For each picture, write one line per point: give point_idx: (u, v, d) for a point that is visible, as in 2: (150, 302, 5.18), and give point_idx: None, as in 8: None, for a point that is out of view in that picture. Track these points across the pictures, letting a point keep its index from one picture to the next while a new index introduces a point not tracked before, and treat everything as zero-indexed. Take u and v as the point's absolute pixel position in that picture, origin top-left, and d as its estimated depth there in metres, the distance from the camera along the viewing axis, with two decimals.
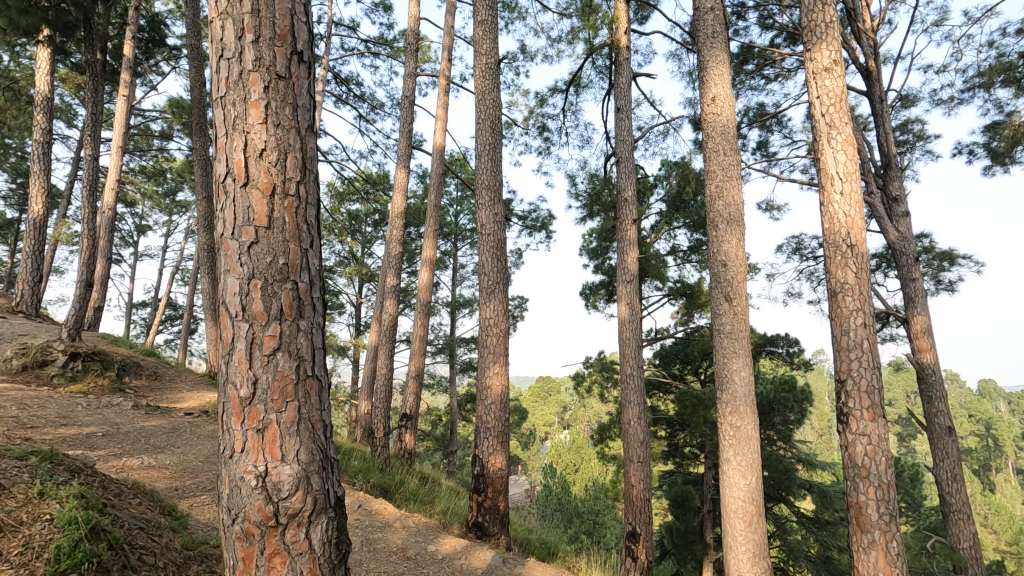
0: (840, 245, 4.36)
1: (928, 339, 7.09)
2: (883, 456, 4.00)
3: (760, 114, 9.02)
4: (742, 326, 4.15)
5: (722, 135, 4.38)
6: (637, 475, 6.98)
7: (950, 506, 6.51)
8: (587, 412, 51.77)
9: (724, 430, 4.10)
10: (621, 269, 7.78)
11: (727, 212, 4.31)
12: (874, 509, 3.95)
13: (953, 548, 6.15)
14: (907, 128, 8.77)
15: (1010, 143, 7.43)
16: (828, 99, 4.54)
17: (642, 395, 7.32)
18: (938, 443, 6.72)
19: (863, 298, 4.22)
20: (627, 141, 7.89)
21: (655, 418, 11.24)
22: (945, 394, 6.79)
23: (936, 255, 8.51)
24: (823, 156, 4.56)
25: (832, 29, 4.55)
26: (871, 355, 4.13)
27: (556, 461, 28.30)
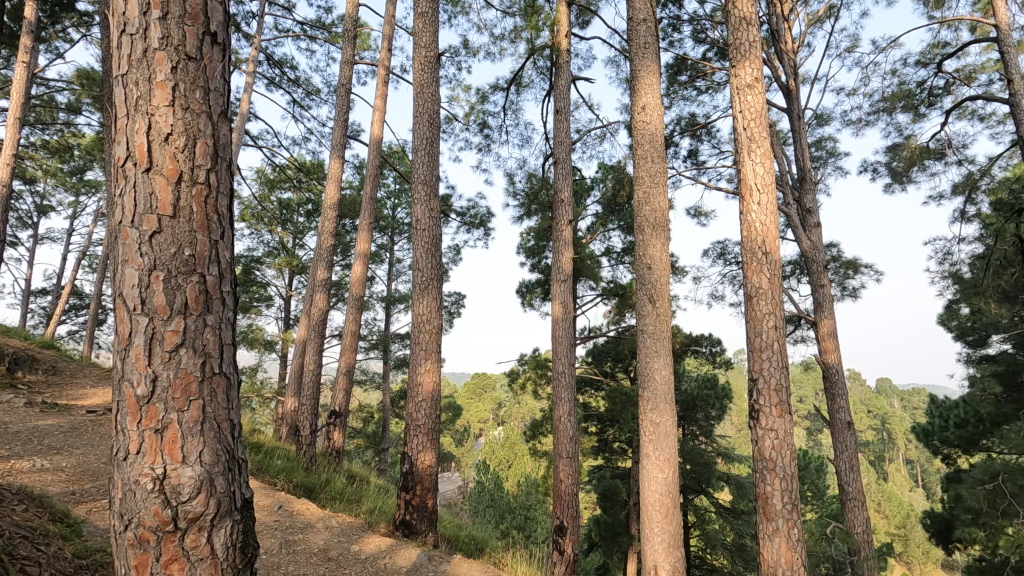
0: (756, 252, 4.64)
1: (833, 342, 7.69)
2: (788, 449, 4.30)
3: (691, 124, 9.44)
4: (664, 326, 4.34)
5: (650, 143, 4.56)
6: (566, 471, 7.14)
7: (848, 494, 7.08)
8: (522, 409, 52.39)
9: (645, 427, 4.27)
10: (556, 269, 7.91)
11: (652, 217, 4.47)
12: (779, 498, 4.25)
13: (848, 533, 6.71)
14: (820, 145, 9.46)
15: (907, 164, 8.19)
16: (749, 114, 4.81)
17: (573, 392, 7.49)
18: (839, 436, 7.28)
19: (774, 302, 4.52)
20: (565, 142, 8.02)
21: (587, 415, 11.53)
22: (846, 392, 7.39)
23: (842, 264, 9.25)
24: (743, 167, 4.82)
25: (755, 48, 4.84)
26: (780, 355, 4.44)
27: (490, 457, 28.55)
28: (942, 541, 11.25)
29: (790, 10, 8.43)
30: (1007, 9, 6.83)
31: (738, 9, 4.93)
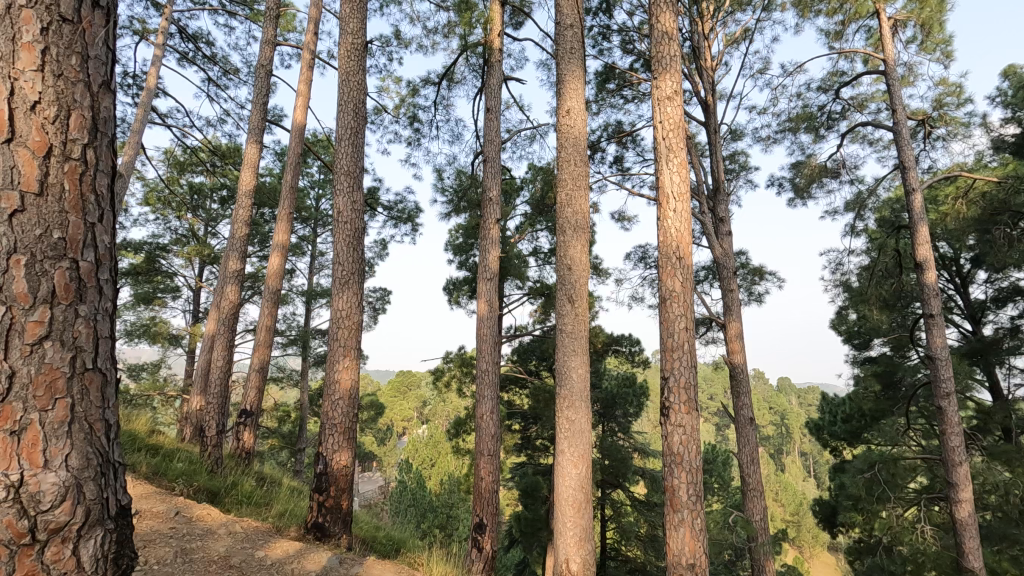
0: (671, 257, 4.87)
1: (739, 343, 8.23)
2: (694, 444, 4.54)
3: (617, 131, 9.76)
4: (582, 326, 4.46)
5: (574, 147, 4.67)
6: (487, 468, 7.17)
7: (749, 485, 7.60)
8: (447, 407, 52.12)
9: (561, 423, 4.37)
10: (482, 267, 7.91)
11: (574, 219, 4.58)
12: (685, 491, 4.49)
13: (747, 520, 7.22)
14: (734, 158, 10.08)
15: (807, 180, 8.91)
16: (668, 125, 5.04)
17: (496, 390, 7.53)
18: (743, 432, 7.80)
19: (686, 305, 4.77)
20: (495, 140, 8.04)
21: (511, 412, 11.64)
22: (749, 389, 7.95)
23: (750, 271, 9.92)
24: (662, 175, 5.04)
25: (675, 62, 5.08)
26: (690, 355, 4.68)
27: (413, 456, 28.21)
28: (828, 525, 12.36)
29: (710, 29, 8.92)
30: (893, 46, 7.60)
31: (661, 24, 5.16)
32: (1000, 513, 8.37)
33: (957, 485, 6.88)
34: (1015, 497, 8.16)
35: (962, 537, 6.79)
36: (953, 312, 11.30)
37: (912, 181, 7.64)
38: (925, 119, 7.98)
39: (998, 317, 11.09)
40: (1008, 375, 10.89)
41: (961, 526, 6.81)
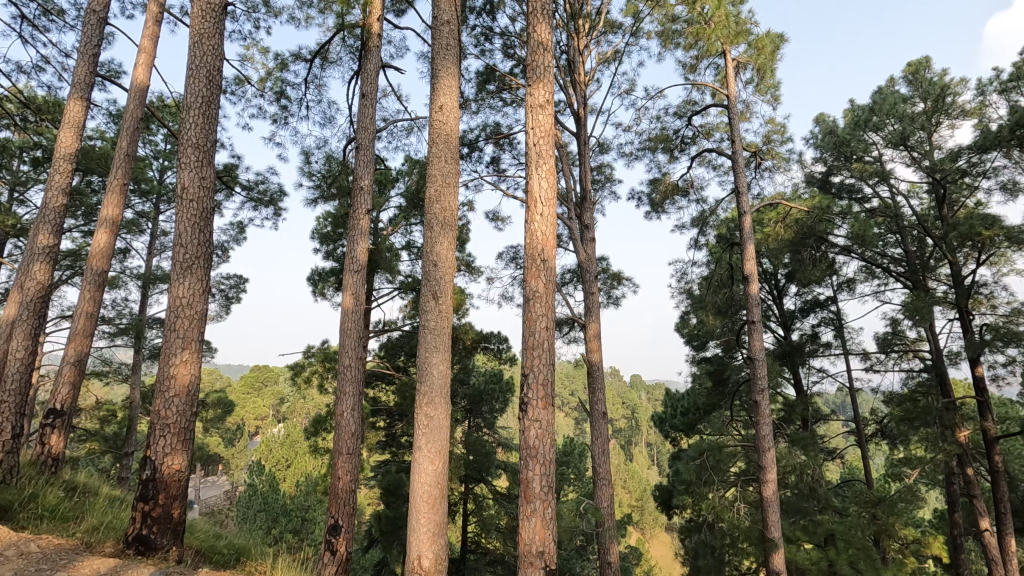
0: (536, 259, 5.07)
1: (597, 342, 8.81)
2: (549, 437, 4.79)
3: (495, 133, 9.94)
4: (445, 322, 4.49)
5: (445, 144, 4.68)
6: (345, 467, 6.90)
7: (600, 475, 8.16)
8: (308, 404, 49.26)
9: (420, 420, 4.35)
10: (350, 258, 7.58)
11: (442, 216, 4.59)
12: (538, 482, 4.71)
13: (596, 507, 7.76)
14: (600, 170, 10.79)
15: (662, 196, 9.82)
16: (540, 132, 5.25)
17: (359, 387, 7.27)
18: (596, 426, 8.37)
19: (547, 306, 5.00)
20: (369, 128, 7.75)
21: (375, 409, 11.31)
22: (604, 386, 8.55)
23: (610, 276, 10.68)
24: (531, 180, 5.22)
25: (548, 73, 5.31)
26: (549, 353, 4.92)
27: (266, 457, 26.23)
28: (665, 508, 13.74)
29: (584, 46, 9.44)
30: (735, 84, 8.65)
31: (537, 34, 5.36)
32: (797, 490, 9.91)
33: (766, 468, 8.03)
34: (808, 476, 9.71)
35: (767, 512, 7.91)
36: (771, 319, 13.16)
37: (744, 205, 8.74)
38: (757, 151, 9.18)
39: (803, 324, 13.13)
40: (808, 374, 12.94)
41: (767, 503, 7.95)
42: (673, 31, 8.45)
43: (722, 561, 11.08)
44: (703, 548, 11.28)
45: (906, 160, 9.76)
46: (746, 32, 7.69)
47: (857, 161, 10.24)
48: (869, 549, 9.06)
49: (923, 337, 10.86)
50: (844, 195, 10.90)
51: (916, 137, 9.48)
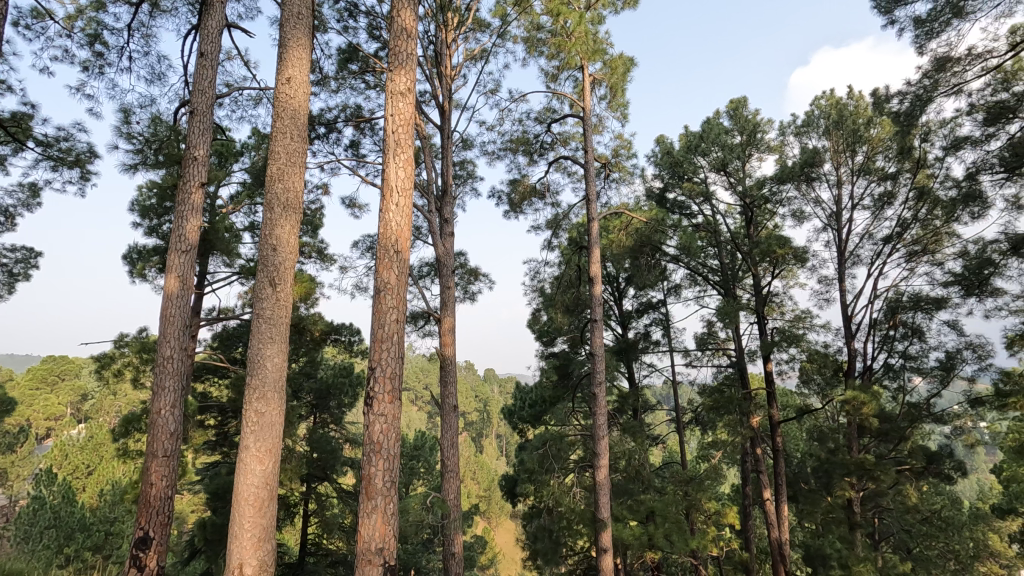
0: (389, 250, 4.94)
1: (451, 337, 8.86)
2: (394, 432, 4.70)
3: (355, 115, 9.49)
4: (283, 311, 4.25)
5: (291, 120, 4.42)
6: (160, 472, 6.11)
7: (448, 468, 8.22)
8: (119, 401, 42.79)
9: (248, 417, 4.05)
10: (176, 237, 6.69)
11: (284, 196, 4.35)
12: (381, 478, 4.60)
13: (443, 500, 7.82)
14: (463, 165, 10.86)
15: (520, 197, 10.17)
16: (399, 120, 5.12)
17: (181, 381, 6.46)
18: (447, 419, 8.42)
19: (398, 298, 4.91)
20: (207, 93, 6.90)
21: (204, 406, 10.18)
22: (456, 379, 8.64)
23: (467, 271, 10.81)
24: (387, 168, 5.07)
25: (410, 61, 5.20)
26: (398, 346, 4.82)
27: (59, 464, 22.26)
28: (510, 496, 14.34)
29: (452, 39, 9.41)
30: (590, 98, 9.26)
31: (401, 19, 5.21)
32: (625, 474, 10.95)
33: (599, 454, 8.74)
34: (635, 461, 10.78)
35: (599, 496, 8.61)
36: (611, 318, 14.35)
37: (593, 211, 9.39)
38: (606, 162, 9.92)
39: (637, 324, 14.53)
40: (640, 368, 14.36)
41: (600, 486, 8.66)
42: (538, 39, 8.78)
43: (558, 543, 11.86)
44: (542, 532, 11.98)
45: (725, 184, 11.26)
46: (602, 52, 8.27)
47: (688, 180, 11.58)
48: (681, 522, 10.33)
49: (730, 337, 12.64)
50: (676, 210, 12.25)
51: (734, 165, 10.98)
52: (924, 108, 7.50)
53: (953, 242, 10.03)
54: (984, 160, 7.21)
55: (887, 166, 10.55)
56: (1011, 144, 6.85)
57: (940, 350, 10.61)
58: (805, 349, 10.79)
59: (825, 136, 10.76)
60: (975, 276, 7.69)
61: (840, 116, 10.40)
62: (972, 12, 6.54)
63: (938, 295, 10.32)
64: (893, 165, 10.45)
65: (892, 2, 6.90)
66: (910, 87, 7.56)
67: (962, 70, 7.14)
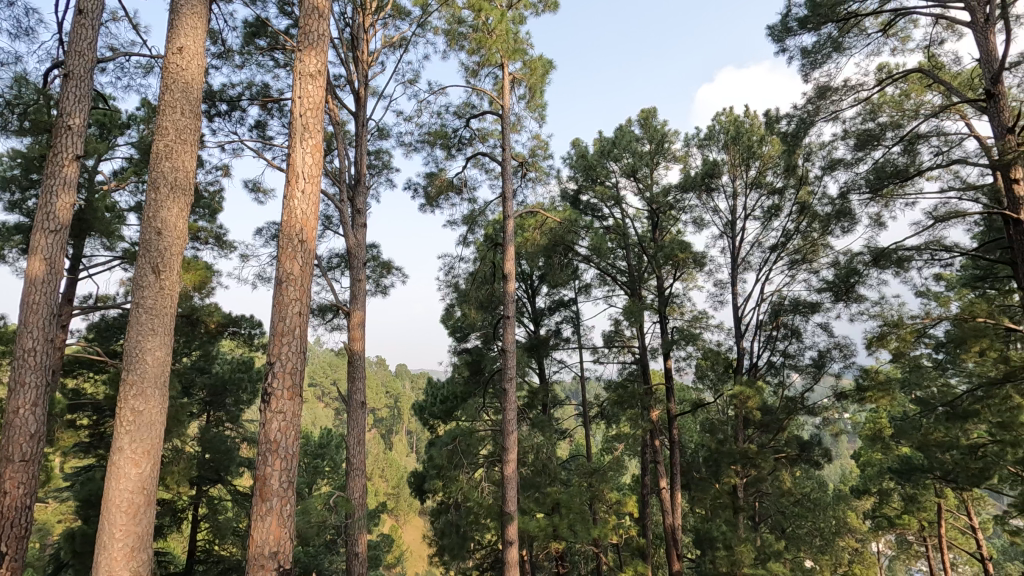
0: (293, 239, 4.70)
1: (361, 331, 8.58)
2: (292, 430, 4.49)
3: (262, 94, 8.91)
4: (167, 301, 4.24)
5: (182, 93, 4.34)
6: (15, 480, 5.39)
7: (353, 467, 7.95)
8: None
9: (123, 417, 3.93)
10: (43, 214, 5.91)
11: (173, 176, 4.31)
12: (277, 479, 4.37)
13: (348, 499, 7.56)
14: (378, 155, 10.56)
15: (437, 191, 10.05)
16: (307, 103, 4.88)
17: (45, 377, 5.74)
18: (354, 415, 8.16)
19: (302, 290, 4.69)
20: (86, 55, 6.18)
21: (76, 403, 9.15)
22: (364, 375, 8.39)
23: (380, 264, 10.53)
24: (293, 153, 4.81)
25: (322, 43, 4.97)
26: (300, 340, 4.61)
27: None
28: (418, 493, 14.18)
29: (370, 24, 9.10)
30: (509, 97, 9.32)
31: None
32: (533, 468, 11.19)
33: (508, 449, 8.87)
34: (542, 454, 11.04)
35: (507, 490, 8.73)
36: (523, 314, 14.58)
37: (509, 209, 9.48)
38: (523, 161, 10.05)
39: (549, 321, 14.87)
40: (550, 364, 14.71)
41: (507, 481, 8.79)
42: (459, 33, 8.71)
43: (465, 537, 11.90)
44: (450, 527, 11.97)
45: (635, 189, 11.81)
46: (522, 52, 8.36)
47: (600, 184, 12.01)
48: (585, 512, 10.72)
49: (635, 336, 13.28)
50: (589, 211, 12.67)
51: (643, 171, 11.53)
52: (807, 131, 8.30)
53: (827, 253, 11.18)
54: (854, 180, 8.09)
55: (775, 182, 11.55)
56: (876, 168, 7.75)
57: (813, 349, 11.78)
58: (701, 347, 11.58)
59: (724, 150, 11.58)
60: (843, 283, 8.63)
61: (737, 133, 11.24)
62: (849, 48, 7.34)
63: (813, 300, 11.46)
64: (781, 181, 11.46)
65: (784, 32, 7.56)
66: (796, 111, 8.32)
67: (839, 99, 7.98)
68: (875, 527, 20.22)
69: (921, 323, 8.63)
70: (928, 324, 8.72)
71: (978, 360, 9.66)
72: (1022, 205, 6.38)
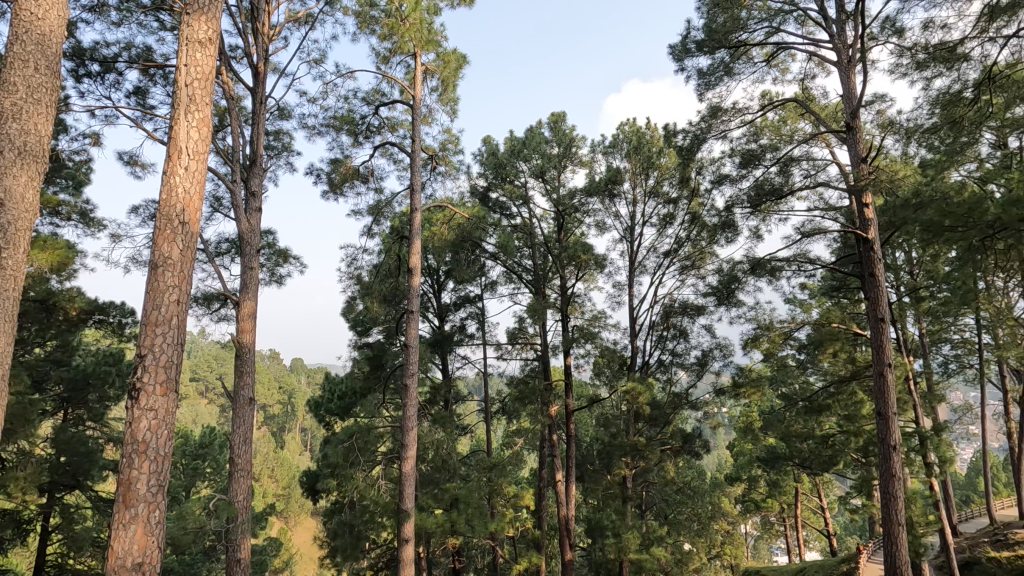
0: (172, 220, 4.28)
1: (251, 323, 8.00)
2: (165, 429, 4.11)
3: (143, 58, 8.04)
4: (8, 284, 3.79)
5: (38, 49, 3.93)
6: None
7: (237, 467, 7.40)
8: None
9: None
10: None
11: (20, 141, 3.85)
12: (144, 483, 3.97)
13: (230, 502, 7.03)
14: (277, 136, 9.92)
15: (341, 178, 9.63)
16: (194, 72, 4.47)
17: None
18: (240, 412, 7.61)
19: (181, 276, 4.29)
20: None
21: None
22: (253, 370, 7.85)
23: (275, 252, 9.92)
24: (176, 126, 4.38)
25: (214, 9, 4.59)
26: (177, 331, 4.22)
27: None
28: (311, 492, 13.55)
29: None
30: (421, 88, 9.14)
31: None
32: (433, 463, 11.10)
33: (407, 445, 8.71)
34: (442, 450, 10.97)
35: (405, 486, 8.57)
36: (428, 309, 14.39)
37: (416, 202, 9.29)
38: (433, 155, 9.91)
39: (454, 317, 14.80)
40: (453, 360, 14.65)
41: (405, 478, 8.63)
42: (371, 17, 8.40)
43: (360, 537, 11.56)
44: (343, 527, 11.54)
45: (542, 190, 12.07)
46: (436, 44, 8.24)
47: (509, 183, 12.14)
48: (482, 507, 10.80)
49: (538, 333, 13.60)
50: (497, 209, 12.76)
51: (550, 173, 11.82)
52: (699, 146, 8.93)
53: (712, 260, 12.13)
54: (738, 195, 8.82)
55: (670, 192, 12.33)
56: (756, 185, 8.51)
57: (698, 349, 12.73)
58: (598, 345, 12.10)
59: (626, 159, 12.16)
60: (725, 289, 9.39)
61: (639, 143, 11.88)
62: (738, 73, 8.01)
63: (700, 303, 12.40)
64: (675, 192, 12.25)
65: (683, 52, 8.07)
66: (692, 127, 8.93)
67: (728, 120, 8.69)
68: (744, 511, 22.29)
69: (788, 327, 9.61)
70: (793, 327, 9.74)
71: (832, 360, 10.96)
72: (870, 226, 7.32)
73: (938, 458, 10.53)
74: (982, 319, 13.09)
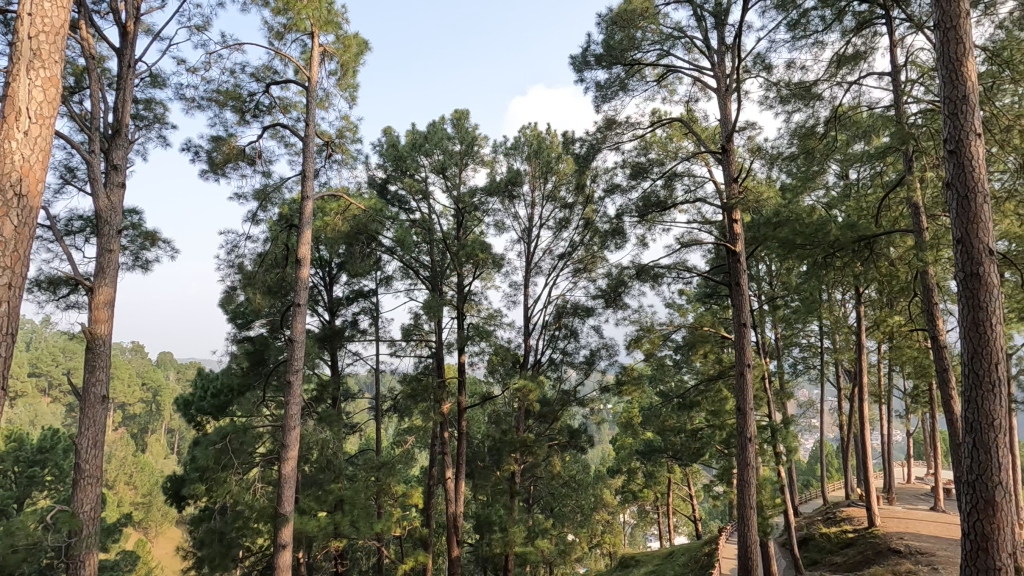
0: (5, 191, 3.70)
1: (107, 312, 7.11)
2: None
3: None
4: None
5: None
6: None
7: (83, 473, 6.55)
8: None
9: None
10: None
11: None
12: None
13: (72, 514, 6.20)
14: (148, 105, 8.92)
15: (223, 158, 8.88)
16: (41, 24, 3.90)
17: None
18: (88, 412, 6.74)
19: (15, 256, 3.72)
20: None
21: None
22: (107, 364, 7.00)
23: (141, 234, 8.92)
24: (14, 83, 3.78)
25: None
26: (6, 320, 3.65)
27: None
28: (175, 499, 12.36)
29: None
30: (318, 70, 8.67)
31: None
32: (317, 464, 10.58)
33: (288, 446, 8.21)
34: (327, 450, 10.50)
35: (283, 489, 8.07)
36: (318, 303, 13.72)
37: (308, 189, 8.80)
38: (329, 141, 9.45)
39: (345, 311, 14.22)
40: (343, 356, 14.08)
41: (284, 480, 8.13)
42: None
43: (231, 545, 10.74)
44: (211, 535, 10.65)
45: (442, 186, 11.98)
46: (336, 26, 7.87)
47: (409, 176, 11.90)
48: (368, 508, 10.48)
49: (433, 330, 13.47)
50: (396, 203, 12.47)
51: (451, 170, 11.78)
52: (594, 155, 9.37)
53: (602, 264, 12.77)
54: (627, 205, 9.37)
55: (566, 197, 12.79)
56: (643, 196, 9.09)
57: (587, 349, 13.32)
58: (492, 343, 12.24)
59: (526, 161, 12.42)
60: (613, 292, 9.92)
61: (539, 147, 12.22)
62: (632, 90, 8.50)
63: (589, 305, 12.99)
64: (571, 197, 12.74)
65: (583, 64, 8.41)
66: (588, 136, 9.33)
67: (621, 133, 9.19)
68: (621, 501, 23.74)
69: (667, 329, 10.36)
70: (671, 330, 10.51)
71: (702, 360, 11.99)
72: (738, 240, 8.11)
73: (785, 448, 11.89)
74: (824, 326, 15.03)
